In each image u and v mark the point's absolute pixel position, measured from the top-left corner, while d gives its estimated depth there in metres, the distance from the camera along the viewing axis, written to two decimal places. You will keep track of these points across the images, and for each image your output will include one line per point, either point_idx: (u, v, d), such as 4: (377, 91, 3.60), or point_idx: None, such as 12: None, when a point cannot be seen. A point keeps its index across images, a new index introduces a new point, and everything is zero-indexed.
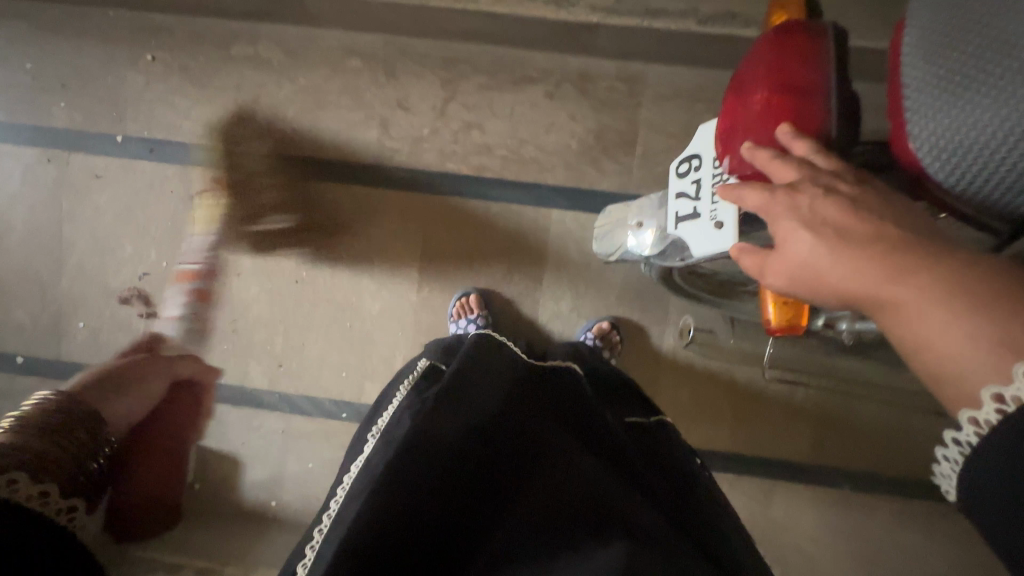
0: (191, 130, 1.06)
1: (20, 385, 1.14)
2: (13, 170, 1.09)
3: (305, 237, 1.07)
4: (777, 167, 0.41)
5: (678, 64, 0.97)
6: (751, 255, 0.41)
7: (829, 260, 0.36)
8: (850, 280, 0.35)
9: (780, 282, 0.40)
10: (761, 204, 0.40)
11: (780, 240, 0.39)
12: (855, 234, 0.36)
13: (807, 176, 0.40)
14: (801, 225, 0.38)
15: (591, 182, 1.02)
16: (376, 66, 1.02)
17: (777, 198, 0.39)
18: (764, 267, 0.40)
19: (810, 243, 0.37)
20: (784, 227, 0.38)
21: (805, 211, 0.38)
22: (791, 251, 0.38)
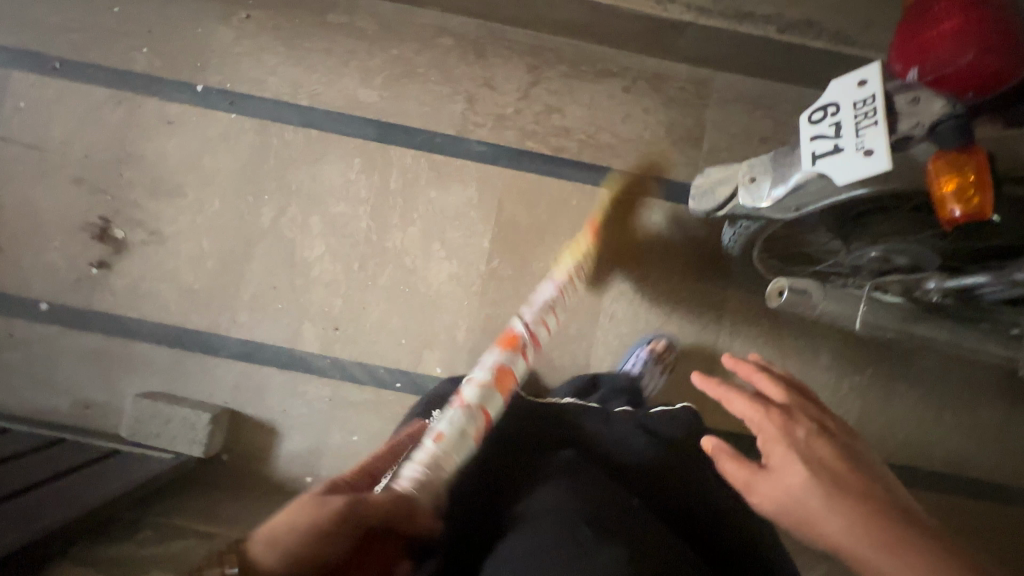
0: (275, 87, 1.07)
1: (41, 333, 1.05)
2: (77, 107, 1.06)
3: (378, 200, 1.07)
4: (764, 383, 0.58)
5: (744, 72, 1.08)
6: (748, 467, 0.53)
7: (816, 497, 0.48)
8: (832, 518, 0.47)
9: (769, 500, 0.51)
10: (765, 425, 0.54)
11: (776, 465, 0.51)
12: (839, 479, 0.49)
13: (783, 399, 0.56)
14: (798, 457, 0.51)
15: (660, 170, 1.09)
16: (467, 46, 1.08)
17: (761, 414, 0.54)
18: (754, 479, 0.52)
19: (801, 476, 0.50)
20: (782, 454, 0.51)
21: (800, 445, 0.52)
22: (782, 477, 0.50)
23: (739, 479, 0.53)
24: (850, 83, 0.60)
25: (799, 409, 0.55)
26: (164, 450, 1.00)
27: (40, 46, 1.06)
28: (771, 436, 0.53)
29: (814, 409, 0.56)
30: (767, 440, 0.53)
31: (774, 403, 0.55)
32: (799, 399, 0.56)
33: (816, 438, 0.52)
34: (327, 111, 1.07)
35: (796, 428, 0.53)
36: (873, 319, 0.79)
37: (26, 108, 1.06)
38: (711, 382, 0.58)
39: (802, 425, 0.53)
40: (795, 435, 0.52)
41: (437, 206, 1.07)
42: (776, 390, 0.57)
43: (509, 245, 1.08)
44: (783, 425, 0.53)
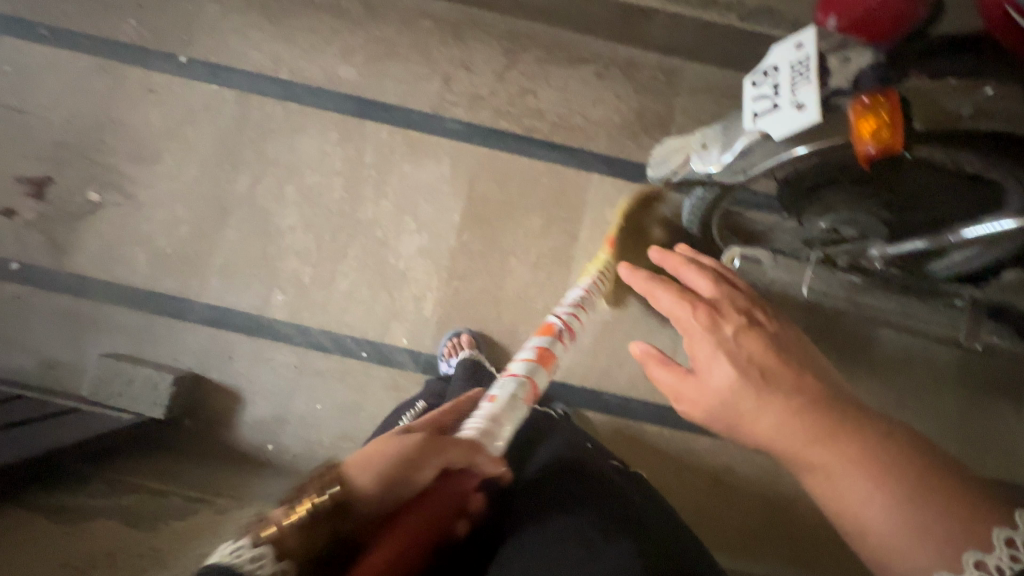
0: (258, 61, 1.11)
1: (10, 292, 1.06)
2: (63, 73, 1.09)
3: (353, 172, 1.10)
4: (693, 275, 0.62)
5: (711, 62, 1.13)
6: (676, 372, 0.55)
7: (745, 397, 0.51)
8: (764, 417, 0.50)
9: (696, 404, 0.53)
10: (691, 327, 0.56)
11: (703, 362, 0.54)
12: (768, 375, 0.52)
13: (719, 292, 0.59)
14: (724, 356, 0.53)
15: (630, 154, 1.12)
16: (446, 29, 1.12)
17: (696, 310, 0.57)
18: (684, 385, 0.54)
19: (727, 374, 0.52)
20: (709, 352, 0.54)
21: (727, 343, 0.54)
22: (713, 376, 0.53)
23: (669, 385, 0.55)
24: (789, 45, 0.63)
25: (728, 304, 0.58)
26: (123, 410, 0.99)
27: (30, 14, 1.09)
28: (693, 327, 0.56)
29: (742, 302, 0.59)
30: (695, 340, 0.55)
31: (701, 302, 0.57)
32: (729, 292, 0.59)
33: (743, 334, 0.55)
34: (307, 85, 1.10)
35: (723, 326, 0.55)
36: (823, 285, 0.80)
37: (12, 72, 1.08)
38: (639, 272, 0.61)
39: (728, 321, 0.56)
40: (723, 333, 0.55)
41: (411, 180, 1.10)
42: (704, 285, 0.60)
43: (480, 221, 1.10)
44: (709, 322, 0.56)
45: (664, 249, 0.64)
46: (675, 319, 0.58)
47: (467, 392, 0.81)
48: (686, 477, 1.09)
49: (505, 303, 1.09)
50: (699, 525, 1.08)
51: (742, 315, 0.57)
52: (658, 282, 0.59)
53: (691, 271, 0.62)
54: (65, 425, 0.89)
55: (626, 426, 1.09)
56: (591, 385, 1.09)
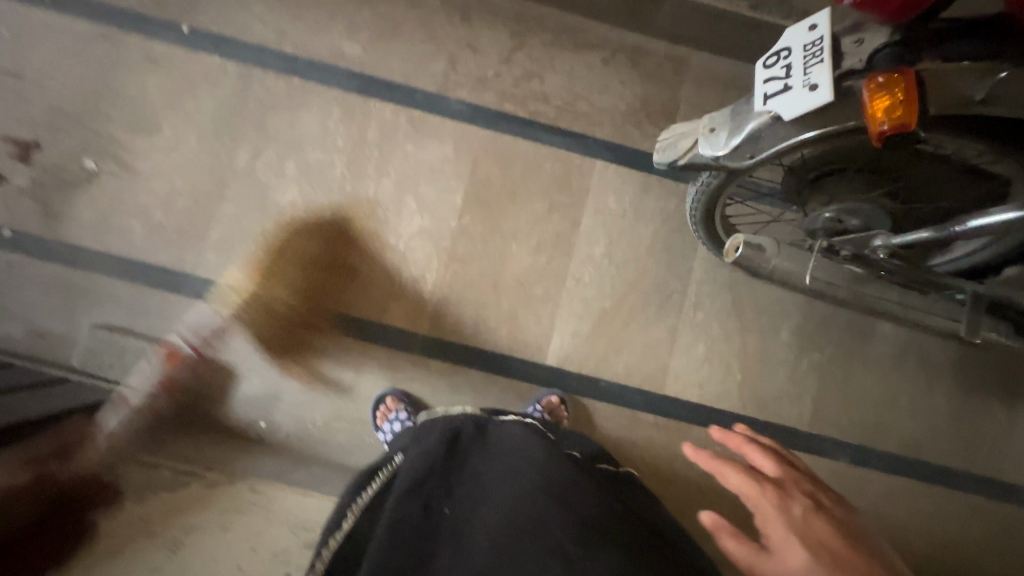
0: (262, 34, 1.09)
1: (0, 259, 1.03)
2: (62, 39, 1.07)
3: (355, 150, 1.08)
4: (755, 454, 0.64)
5: (719, 53, 1.12)
6: (750, 546, 0.52)
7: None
8: None
9: None
10: (762, 505, 0.56)
11: (777, 543, 0.53)
12: (839, 557, 0.51)
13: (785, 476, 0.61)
14: (797, 537, 0.53)
15: (634, 142, 1.12)
16: (453, 9, 1.11)
17: (764, 492, 0.57)
18: (760, 561, 0.51)
19: (806, 558, 0.51)
20: (782, 533, 0.53)
21: (798, 522, 0.54)
22: (787, 557, 0.51)
23: (744, 559, 0.52)
24: (803, 28, 0.63)
25: (793, 485, 0.59)
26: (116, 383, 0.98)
27: None
28: (769, 514, 0.55)
29: (805, 487, 0.60)
30: (767, 518, 0.55)
31: (769, 481, 0.58)
32: (792, 475, 0.61)
33: (811, 514, 0.56)
34: (311, 61, 1.09)
35: (792, 506, 0.56)
36: (824, 276, 0.80)
37: (7, 35, 1.06)
38: (705, 455, 0.62)
39: (798, 502, 0.57)
40: (793, 513, 0.55)
41: (413, 160, 1.09)
42: (769, 464, 0.62)
43: (482, 203, 1.09)
44: (779, 502, 0.56)
45: (725, 430, 0.68)
46: (742, 495, 0.58)
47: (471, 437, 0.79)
48: (678, 466, 1.09)
49: (503, 288, 1.08)
50: (688, 512, 1.08)
51: (808, 498, 0.58)
52: (721, 458, 0.61)
53: (751, 446, 0.64)
54: (46, 403, 0.89)
55: (620, 413, 1.09)
56: (587, 371, 1.09)
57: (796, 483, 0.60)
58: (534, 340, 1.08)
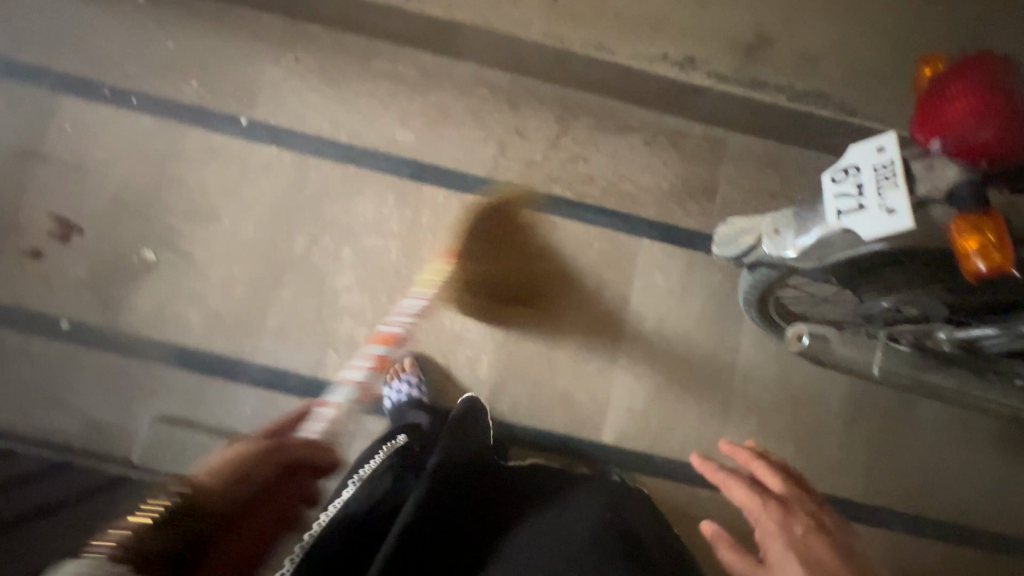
0: (318, 125, 1.13)
1: (58, 352, 1.04)
2: (124, 134, 1.10)
3: (409, 234, 1.11)
4: (768, 476, 0.69)
5: (754, 133, 1.18)
6: (746, 560, 0.62)
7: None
8: None
9: None
10: (765, 524, 0.63)
11: (774, 561, 0.60)
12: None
13: (794, 496, 0.67)
14: (796, 558, 0.59)
15: (677, 220, 1.16)
16: (501, 97, 1.16)
17: (761, 505, 0.65)
18: (754, 572, 0.61)
19: (800, 573, 0.57)
20: (781, 551, 0.60)
21: (797, 542, 0.61)
22: (783, 570, 0.59)
23: (742, 569, 0.62)
24: (869, 148, 0.67)
25: (796, 501, 0.66)
26: (190, 474, 1.00)
27: (93, 74, 1.11)
28: (769, 531, 0.62)
29: (810, 508, 0.66)
30: (767, 535, 0.62)
31: (771, 498, 0.65)
32: (796, 490, 0.68)
33: (813, 534, 0.62)
34: (365, 150, 1.13)
35: (794, 525, 0.63)
36: (892, 365, 0.83)
37: (72, 130, 1.09)
38: (711, 465, 0.71)
39: (800, 522, 0.63)
40: (793, 531, 0.62)
41: (466, 242, 1.12)
42: (775, 481, 0.68)
43: (534, 283, 1.12)
44: (781, 520, 0.63)
45: (733, 445, 0.75)
46: (744, 509, 0.66)
47: (466, 428, 0.82)
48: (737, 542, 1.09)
49: (556, 365, 1.10)
50: None
51: (812, 518, 0.64)
52: (727, 472, 0.69)
53: (759, 466, 0.70)
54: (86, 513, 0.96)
55: (676, 489, 1.09)
56: (642, 447, 1.10)
57: (800, 503, 0.66)
58: (588, 418, 1.09)
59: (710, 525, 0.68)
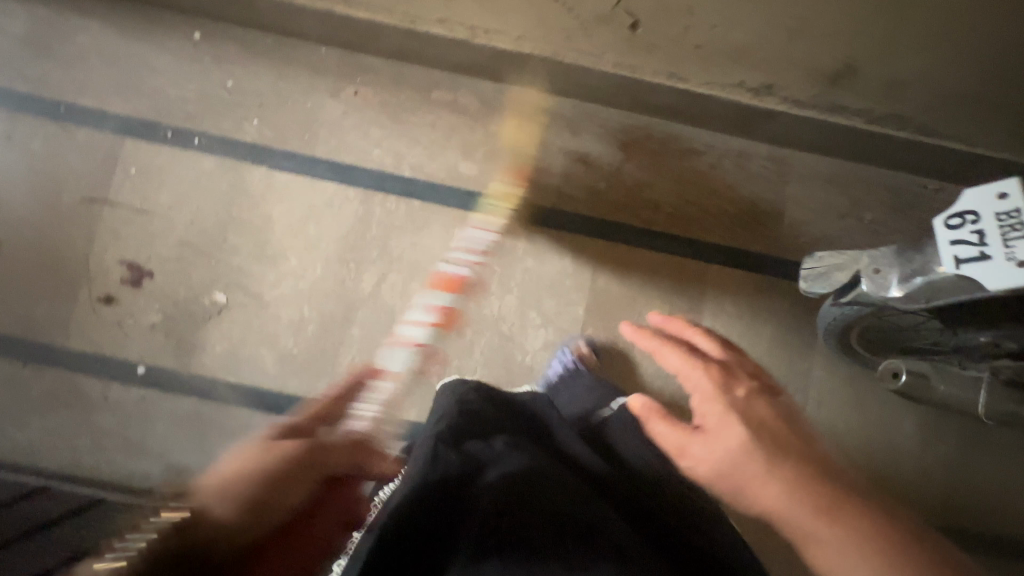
0: (380, 158, 1.12)
1: (136, 397, 1.05)
2: (188, 174, 1.10)
3: (477, 267, 1.10)
4: (705, 339, 0.72)
5: (822, 153, 1.15)
6: (682, 430, 0.65)
7: (751, 457, 0.60)
8: (772, 483, 0.58)
9: (704, 458, 0.62)
10: (704, 387, 0.66)
11: (713, 425, 0.63)
12: (776, 437, 0.61)
13: (737, 364, 0.69)
14: (735, 415, 0.63)
15: (745, 244, 1.14)
16: (563, 124, 1.14)
17: (710, 370, 0.67)
18: (690, 436, 0.64)
19: (740, 434, 0.61)
20: (719, 413, 0.63)
21: (739, 403, 0.64)
22: (724, 436, 0.62)
23: (676, 436, 0.64)
24: (988, 194, 0.65)
25: (737, 366, 0.69)
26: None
27: (154, 116, 1.11)
28: (709, 392, 0.65)
29: (748, 367, 0.69)
30: (705, 398, 0.65)
31: (710, 363, 0.68)
32: (735, 356, 0.70)
33: (752, 397, 0.65)
34: (428, 184, 1.12)
35: (734, 389, 0.66)
36: (1001, 407, 0.86)
37: (137, 173, 1.09)
38: (648, 335, 0.71)
39: (741, 385, 0.66)
40: (736, 394, 0.65)
41: (534, 276, 1.11)
42: (713, 346, 0.71)
43: (604, 313, 1.11)
44: (721, 383, 0.66)
45: (668, 316, 0.76)
46: (682, 373, 0.69)
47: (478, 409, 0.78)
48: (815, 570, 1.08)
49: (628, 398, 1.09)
50: None
51: (752, 379, 0.68)
52: (662, 339, 0.71)
53: (696, 332, 0.73)
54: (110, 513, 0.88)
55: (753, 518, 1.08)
56: None
57: (741, 364, 0.69)
58: None
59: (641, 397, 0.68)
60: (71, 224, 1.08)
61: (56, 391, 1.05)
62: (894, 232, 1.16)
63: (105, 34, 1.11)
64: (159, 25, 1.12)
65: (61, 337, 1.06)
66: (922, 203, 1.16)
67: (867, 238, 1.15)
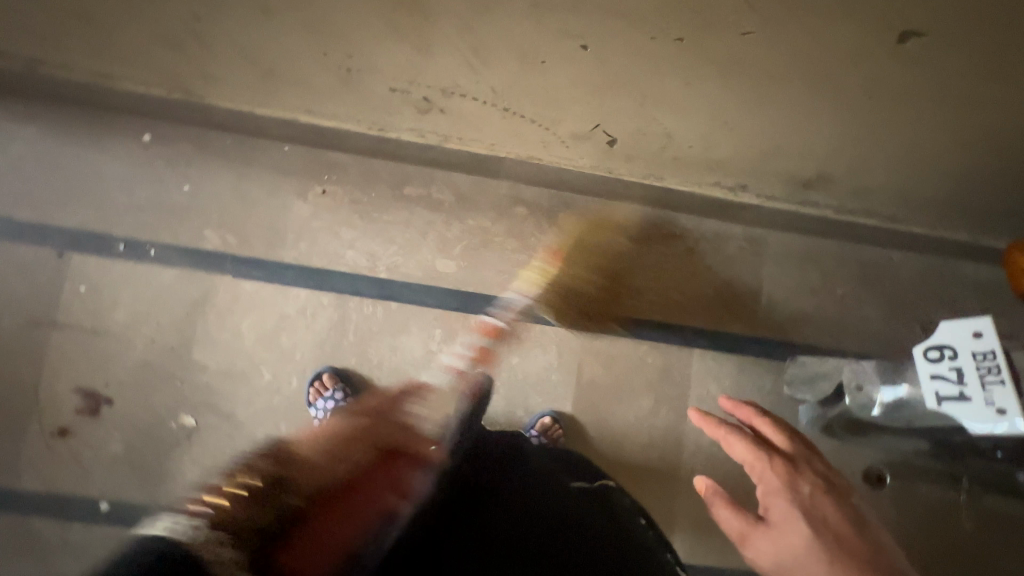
0: (355, 260, 1.08)
1: (100, 537, 0.98)
2: (144, 290, 1.03)
3: (462, 368, 1.08)
4: (771, 427, 0.64)
5: (794, 231, 1.18)
6: (744, 520, 0.56)
7: (820, 561, 0.50)
8: None
9: (766, 554, 0.53)
10: (769, 478, 0.57)
11: (778, 521, 0.54)
12: (844, 539, 0.51)
13: (802, 453, 0.60)
14: (800, 513, 0.54)
15: (725, 325, 1.16)
16: (541, 215, 1.12)
17: (771, 461, 0.59)
18: (750, 529, 0.55)
19: (804, 534, 0.52)
20: (784, 509, 0.54)
21: (803, 501, 0.55)
22: (785, 531, 0.53)
23: (735, 528, 0.56)
24: (965, 332, 0.67)
25: (808, 460, 0.60)
26: None
27: (103, 228, 1.03)
28: (773, 487, 0.57)
29: (817, 461, 0.60)
30: (769, 492, 0.57)
31: (779, 452, 0.60)
32: (808, 450, 0.61)
33: (820, 495, 0.55)
34: (406, 284, 1.09)
35: (800, 482, 0.56)
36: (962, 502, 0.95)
37: (87, 291, 1.02)
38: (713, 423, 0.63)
39: (806, 480, 0.57)
40: (800, 489, 0.56)
41: (520, 372, 1.09)
42: (782, 438, 0.62)
43: (591, 406, 1.11)
44: (788, 478, 0.57)
45: (738, 400, 0.69)
46: (745, 463, 0.61)
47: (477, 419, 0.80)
48: None
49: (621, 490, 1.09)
50: None
51: (820, 477, 0.58)
52: (727, 425, 0.63)
53: (764, 417, 0.65)
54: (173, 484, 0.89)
55: None
56: (711, 565, 1.09)
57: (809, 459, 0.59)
58: None
59: (704, 481, 0.61)
60: (15, 352, 0.99)
61: (12, 539, 0.97)
62: (865, 302, 1.19)
63: (41, 140, 1.03)
64: (104, 127, 1.04)
65: (12, 480, 0.97)
66: (890, 274, 1.20)
67: (840, 310, 1.19)
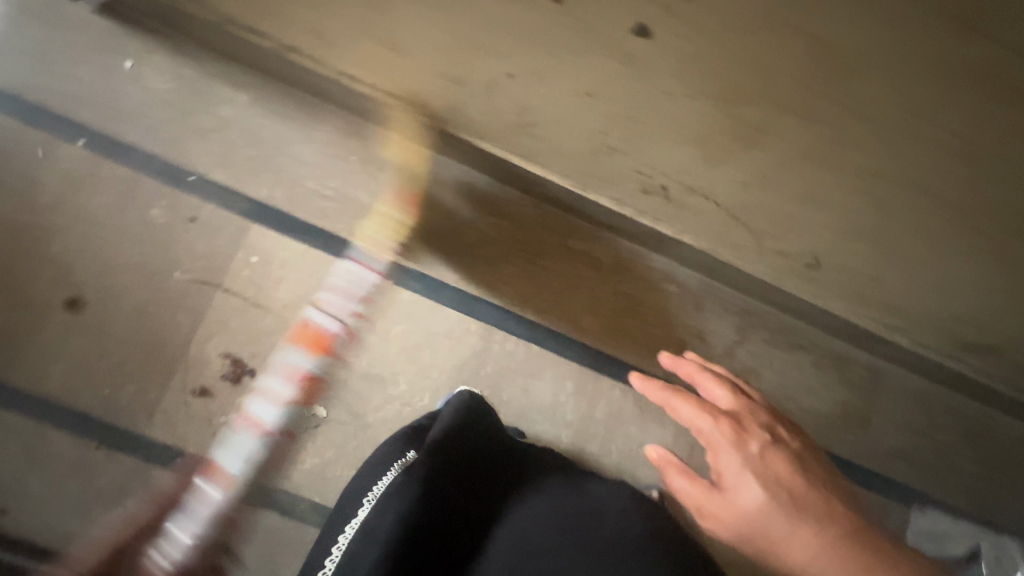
0: (508, 295, 1.11)
1: (211, 502, 0.99)
2: (310, 277, 1.06)
3: (582, 423, 1.11)
4: (714, 391, 0.74)
5: (915, 371, 1.21)
6: (701, 484, 0.66)
7: (776, 515, 0.62)
8: (794, 541, 0.61)
9: (725, 514, 0.64)
10: (721, 443, 0.67)
11: (731, 484, 0.65)
12: (789, 493, 0.63)
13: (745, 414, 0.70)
14: (753, 476, 0.64)
15: (832, 445, 1.19)
16: (688, 297, 1.16)
17: (719, 427, 0.68)
18: (707, 498, 0.65)
19: (758, 496, 0.63)
20: (736, 471, 0.65)
21: (753, 459, 0.65)
22: (745, 494, 0.64)
23: (694, 494, 0.66)
24: None
25: (750, 420, 0.70)
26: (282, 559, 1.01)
27: (286, 206, 1.06)
28: (726, 448, 0.66)
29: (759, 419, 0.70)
30: (723, 453, 0.66)
31: (723, 416, 0.69)
32: (746, 407, 0.72)
33: (766, 451, 0.66)
34: (549, 330, 1.12)
35: (749, 444, 0.67)
36: None
37: (258, 262, 1.05)
38: (661, 390, 0.72)
39: (755, 440, 0.67)
40: (749, 450, 0.66)
41: (635, 443, 1.12)
42: (725, 399, 0.73)
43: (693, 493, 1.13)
44: (736, 438, 0.67)
45: (677, 357, 0.78)
46: (696, 426, 0.69)
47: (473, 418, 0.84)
48: None
49: None
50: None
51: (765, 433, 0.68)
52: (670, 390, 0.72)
53: (706, 379, 0.75)
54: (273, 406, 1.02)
55: None
56: None
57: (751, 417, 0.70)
58: None
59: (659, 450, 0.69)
60: (177, 304, 1.02)
61: (129, 483, 0.98)
62: (965, 457, 1.22)
63: (250, 109, 1.06)
64: (312, 112, 1.08)
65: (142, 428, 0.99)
66: (994, 435, 1.24)
67: (940, 458, 1.22)
